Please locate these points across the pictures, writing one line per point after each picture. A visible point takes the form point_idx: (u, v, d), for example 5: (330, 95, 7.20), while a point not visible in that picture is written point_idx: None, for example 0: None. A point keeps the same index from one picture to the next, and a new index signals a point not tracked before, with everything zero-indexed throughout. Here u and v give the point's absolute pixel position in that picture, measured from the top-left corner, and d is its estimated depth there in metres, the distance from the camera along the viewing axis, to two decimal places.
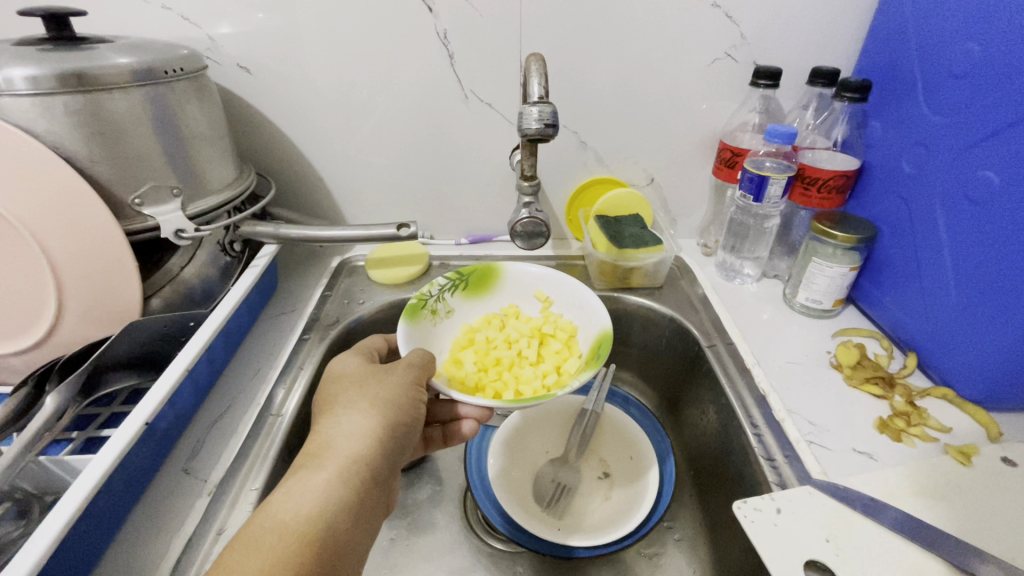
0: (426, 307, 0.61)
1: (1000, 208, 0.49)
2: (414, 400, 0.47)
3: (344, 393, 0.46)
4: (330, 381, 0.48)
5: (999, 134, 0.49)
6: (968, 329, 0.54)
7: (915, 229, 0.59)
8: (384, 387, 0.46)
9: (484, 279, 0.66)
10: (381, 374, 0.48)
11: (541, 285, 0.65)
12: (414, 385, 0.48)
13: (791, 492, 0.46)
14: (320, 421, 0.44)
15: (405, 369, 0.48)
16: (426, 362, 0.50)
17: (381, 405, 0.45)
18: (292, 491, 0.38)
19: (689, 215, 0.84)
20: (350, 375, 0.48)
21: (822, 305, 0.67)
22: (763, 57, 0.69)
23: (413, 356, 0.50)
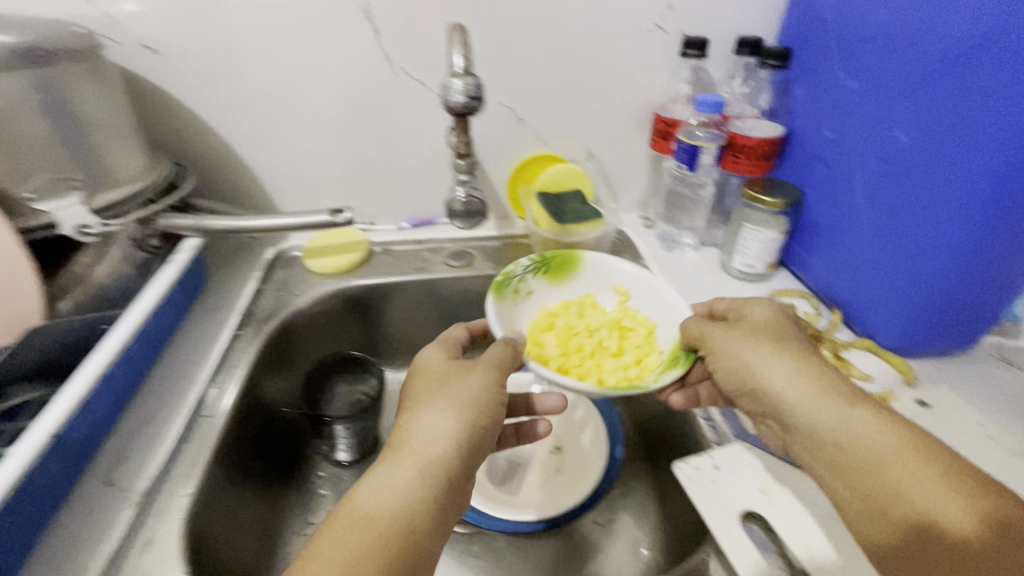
0: (510, 285, 0.58)
1: (908, 165, 0.52)
2: (495, 398, 0.43)
3: (426, 388, 0.43)
4: (413, 373, 0.46)
5: (904, 96, 0.52)
6: (886, 284, 0.57)
7: (836, 191, 0.62)
8: (463, 382, 0.43)
9: (566, 263, 0.63)
10: (464, 367, 0.45)
11: (621, 277, 0.62)
12: (495, 384, 0.44)
13: (728, 449, 0.48)
14: (403, 413, 0.42)
15: (487, 367, 0.44)
16: (510, 359, 0.46)
17: (460, 403, 0.41)
18: (373, 485, 0.36)
19: (629, 189, 0.84)
20: (433, 369, 0.45)
21: (757, 268, 0.70)
22: (691, 27, 0.70)
23: (502, 349, 0.46)
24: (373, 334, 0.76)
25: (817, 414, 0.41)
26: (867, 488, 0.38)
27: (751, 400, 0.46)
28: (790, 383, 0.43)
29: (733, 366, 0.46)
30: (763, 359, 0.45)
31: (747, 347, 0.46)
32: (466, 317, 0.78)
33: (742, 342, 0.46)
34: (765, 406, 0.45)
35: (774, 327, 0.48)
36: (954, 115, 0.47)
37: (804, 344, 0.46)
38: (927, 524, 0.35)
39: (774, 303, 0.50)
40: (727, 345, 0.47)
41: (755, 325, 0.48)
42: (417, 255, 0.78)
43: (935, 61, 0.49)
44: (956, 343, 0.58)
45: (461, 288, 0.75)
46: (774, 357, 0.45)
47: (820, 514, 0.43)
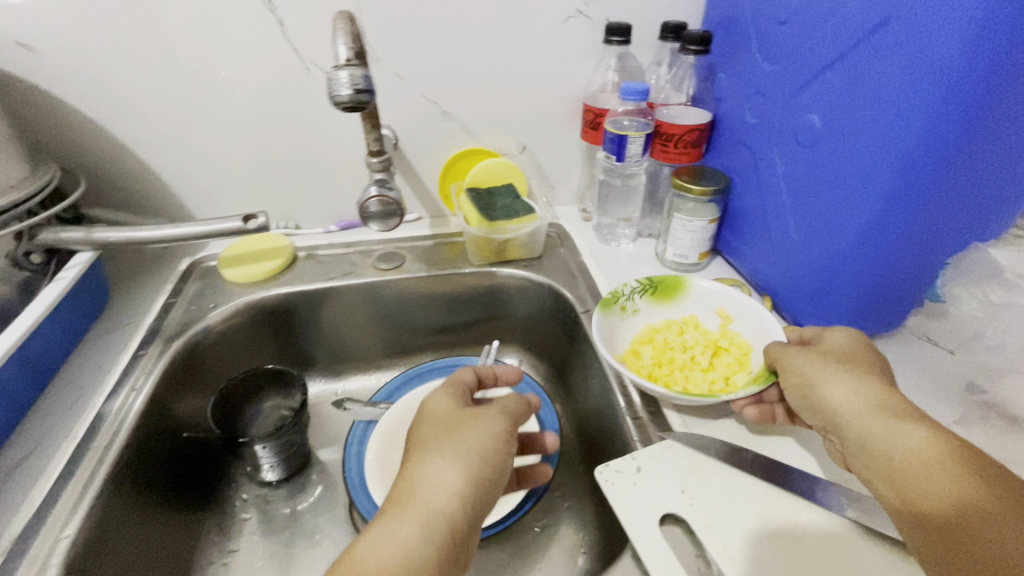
0: (617, 301, 0.58)
1: (825, 149, 0.52)
2: (505, 451, 0.40)
3: (432, 436, 0.40)
4: (420, 418, 0.43)
5: (818, 79, 0.51)
6: (812, 270, 0.57)
7: (760, 178, 0.61)
8: (472, 430, 0.40)
9: (673, 284, 0.61)
10: (475, 413, 0.41)
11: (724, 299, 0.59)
12: (505, 437, 0.40)
13: (652, 448, 0.47)
14: (408, 461, 0.39)
15: (499, 416, 0.41)
16: (518, 411, 0.43)
17: (469, 454, 0.38)
18: (374, 541, 0.34)
19: (566, 181, 0.82)
20: (440, 415, 0.42)
21: (690, 259, 0.69)
22: (615, 13, 0.68)
23: (511, 401, 0.43)
24: (300, 344, 0.72)
25: (873, 427, 0.39)
26: (922, 501, 0.35)
27: (810, 417, 0.44)
28: (851, 398, 0.41)
29: (797, 381, 0.45)
30: (827, 375, 0.43)
31: (814, 364, 0.44)
32: (399, 321, 0.74)
33: (812, 360, 0.45)
34: (819, 421, 0.43)
35: (850, 352, 0.45)
36: (864, 97, 0.47)
37: (879, 368, 0.44)
38: (988, 543, 0.32)
39: (853, 330, 0.48)
40: (795, 361, 0.46)
41: (831, 348, 0.46)
42: (344, 259, 0.74)
43: (849, 37, 0.47)
44: (886, 328, 0.56)
45: (391, 291, 0.72)
46: (834, 374, 0.43)
47: (739, 512, 0.42)
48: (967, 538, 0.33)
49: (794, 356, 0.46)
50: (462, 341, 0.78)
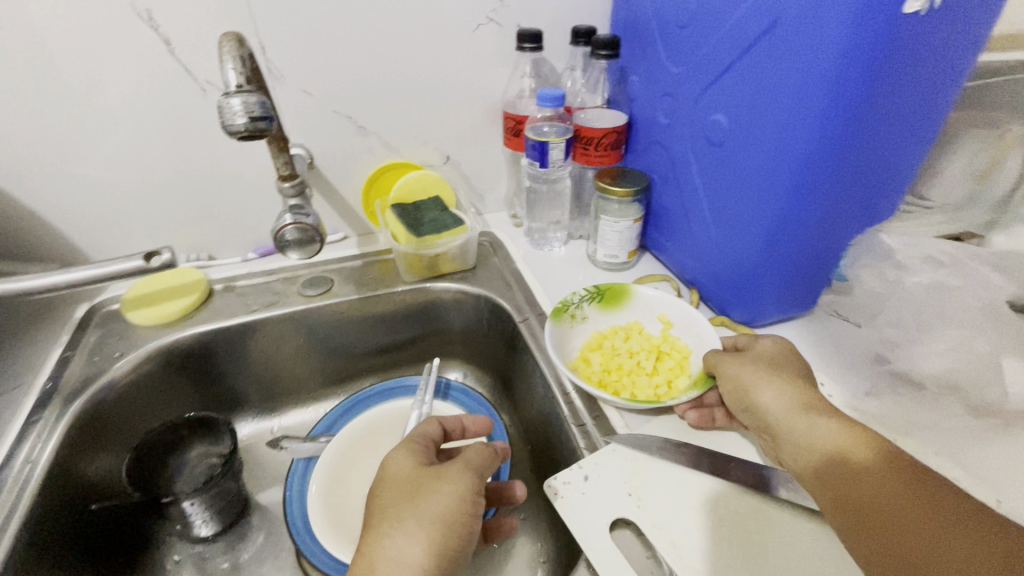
0: (567, 308, 0.59)
1: (732, 147, 0.54)
2: (469, 514, 0.38)
3: (393, 504, 0.38)
4: (379, 482, 0.41)
5: (721, 80, 0.53)
6: (730, 263, 0.60)
7: (678, 176, 0.64)
8: (434, 494, 0.38)
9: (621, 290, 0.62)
10: (437, 473, 0.40)
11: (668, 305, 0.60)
12: (470, 496, 0.39)
13: (597, 454, 0.47)
14: (368, 532, 0.38)
15: (462, 472, 0.40)
16: (483, 464, 0.42)
17: (430, 522, 0.37)
18: None
19: (493, 188, 0.81)
20: (401, 478, 0.40)
21: (620, 258, 0.70)
22: (525, 20, 0.68)
23: (475, 453, 0.42)
24: (225, 383, 0.67)
25: (795, 420, 0.42)
26: (833, 474, 0.39)
27: (743, 416, 0.47)
28: (778, 398, 0.44)
29: (731, 386, 0.47)
30: (759, 378, 0.46)
31: (748, 369, 0.47)
32: (333, 347, 0.71)
33: (745, 366, 0.48)
34: (753, 421, 0.45)
35: (777, 356, 0.49)
36: (761, 98, 0.49)
37: (802, 370, 0.48)
38: (886, 504, 0.36)
39: (780, 338, 0.51)
40: (727, 366, 0.48)
41: (761, 355, 0.49)
42: (266, 288, 0.70)
43: (743, 41, 0.50)
44: (796, 307, 0.61)
45: (322, 317, 0.68)
46: (762, 375, 0.46)
47: (684, 506, 0.43)
48: (868, 502, 0.36)
49: (730, 363, 0.49)
50: (402, 361, 0.75)
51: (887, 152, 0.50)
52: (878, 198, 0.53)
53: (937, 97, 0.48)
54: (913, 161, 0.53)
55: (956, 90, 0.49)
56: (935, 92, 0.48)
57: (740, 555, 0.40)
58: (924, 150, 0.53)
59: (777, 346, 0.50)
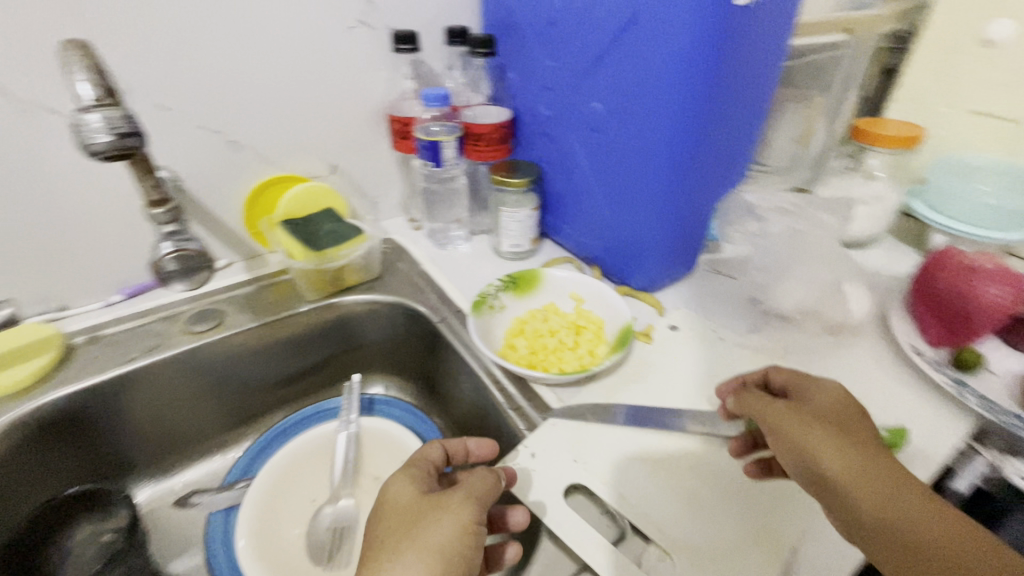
0: (486, 300, 0.60)
1: (613, 131, 0.59)
2: (470, 547, 0.37)
3: (392, 534, 0.37)
4: (378, 513, 0.40)
5: (593, 71, 0.58)
6: (626, 237, 0.65)
7: (567, 163, 0.68)
8: (434, 525, 0.37)
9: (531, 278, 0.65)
10: (438, 502, 0.39)
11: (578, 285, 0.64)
12: (471, 527, 0.38)
13: (539, 431, 0.49)
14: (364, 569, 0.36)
15: (463, 502, 0.39)
16: (486, 494, 0.40)
17: (430, 553, 0.35)
18: None
19: (387, 194, 0.80)
20: (399, 507, 0.39)
21: (524, 246, 0.73)
22: (397, 22, 0.67)
23: (480, 483, 0.41)
24: (107, 449, 0.58)
25: (895, 516, 0.35)
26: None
27: (802, 479, 0.39)
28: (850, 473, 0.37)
29: (793, 443, 0.40)
30: (826, 442, 0.39)
31: (811, 429, 0.40)
32: (235, 385, 0.65)
33: (808, 426, 0.40)
34: (817, 487, 0.38)
35: (839, 414, 0.41)
36: (633, 85, 0.55)
37: (871, 431, 0.41)
38: None
39: (836, 385, 0.44)
40: (788, 421, 0.41)
41: (823, 409, 0.42)
42: (144, 332, 0.61)
43: (607, 34, 0.55)
44: (684, 269, 0.68)
45: (217, 353, 0.62)
46: (841, 444, 0.39)
47: (624, 460, 0.47)
48: None
49: (787, 425, 0.41)
50: (316, 386, 0.71)
51: (734, 122, 0.59)
52: (730, 165, 0.63)
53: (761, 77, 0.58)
54: (752, 128, 0.63)
55: (773, 70, 0.60)
56: (761, 69, 0.57)
57: (677, 491, 0.45)
58: (757, 122, 0.63)
59: (837, 397, 0.43)
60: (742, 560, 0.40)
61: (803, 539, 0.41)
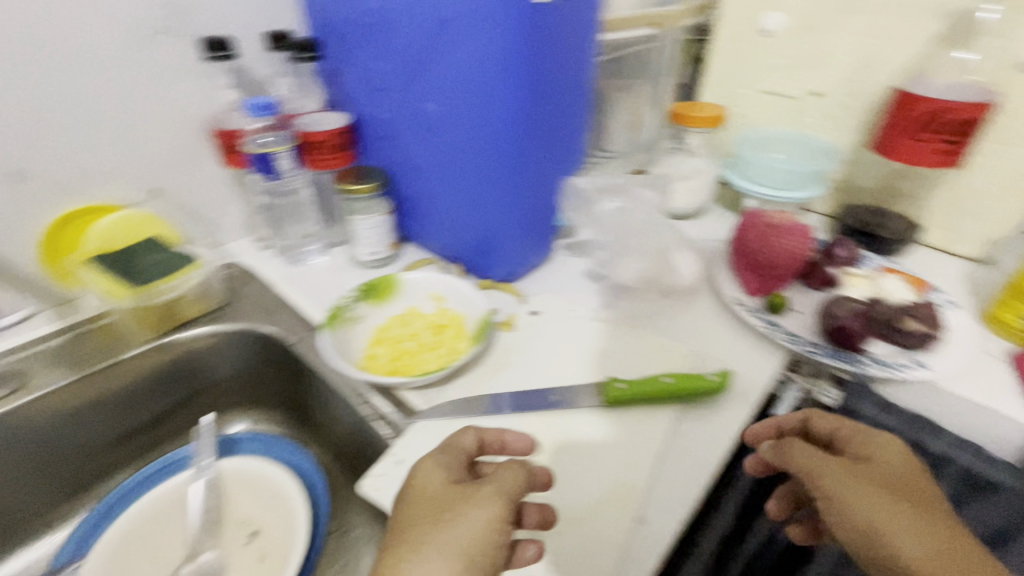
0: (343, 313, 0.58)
1: (451, 129, 0.61)
2: (496, 545, 0.35)
3: (415, 524, 0.35)
4: (405, 496, 0.38)
5: (420, 71, 0.59)
6: (481, 230, 0.67)
7: (413, 165, 0.67)
8: (461, 519, 0.35)
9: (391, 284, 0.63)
10: (465, 495, 0.36)
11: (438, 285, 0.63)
12: (499, 523, 0.35)
13: (404, 438, 0.48)
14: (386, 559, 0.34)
15: (491, 498, 0.36)
16: (517, 488, 0.37)
17: (454, 548, 0.33)
18: None
19: (225, 216, 0.73)
20: (425, 495, 0.37)
21: (382, 253, 0.71)
22: (205, 29, 0.62)
23: (512, 479, 0.38)
24: None
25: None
26: None
27: (862, 558, 0.39)
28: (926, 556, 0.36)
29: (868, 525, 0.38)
30: (896, 517, 0.38)
31: (880, 498, 0.39)
32: (53, 455, 0.55)
33: (876, 493, 0.39)
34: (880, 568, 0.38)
35: (908, 480, 0.41)
36: (460, 81, 0.56)
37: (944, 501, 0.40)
38: None
39: (896, 443, 0.44)
40: (855, 496, 0.40)
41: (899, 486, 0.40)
42: None
43: (427, 33, 0.56)
44: (540, 254, 0.71)
45: (21, 423, 0.52)
46: (918, 531, 0.37)
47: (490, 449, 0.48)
48: None
49: (855, 490, 0.40)
50: (164, 436, 0.64)
51: (560, 111, 0.63)
52: (562, 155, 0.67)
53: (575, 72, 0.63)
54: (577, 116, 0.68)
55: (586, 65, 0.65)
56: (575, 61, 0.62)
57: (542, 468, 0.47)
58: (581, 110, 0.68)
59: (899, 457, 0.42)
60: (602, 518, 0.43)
61: (653, 488, 0.46)
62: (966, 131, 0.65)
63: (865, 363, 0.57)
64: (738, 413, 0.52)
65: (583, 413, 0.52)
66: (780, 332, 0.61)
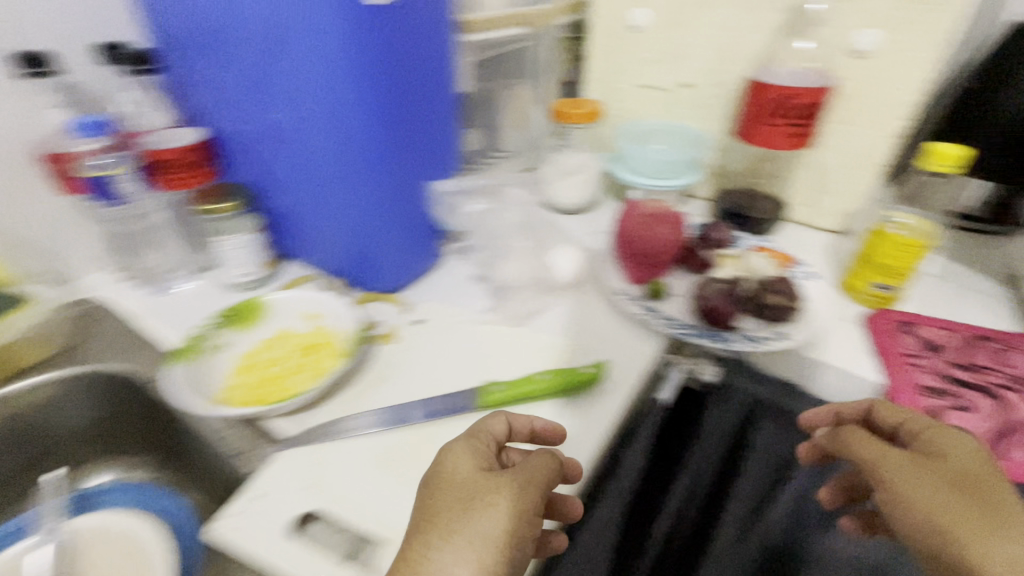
0: (199, 344, 0.54)
1: (309, 137, 0.58)
2: (522, 535, 0.36)
3: (446, 506, 0.37)
4: (433, 480, 0.39)
5: (268, 80, 0.56)
6: (356, 240, 0.64)
7: (278, 177, 0.64)
8: (487, 511, 0.36)
9: (256, 308, 0.59)
10: (497, 487, 0.38)
11: (310, 303, 0.60)
12: (524, 511, 0.37)
13: (266, 471, 0.45)
14: (416, 544, 0.35)
15: (521, 484, 0.38)
16: (544, 479, 0.39)
17: (484, 538, 0.35)
18: None
19: (71, 248, 0.66)
20: (457, 481, 0.38)
21: (255, 273, 0.67)
22: (14, 43, 0.55)
23: (541, 468, 0.40)
24: None
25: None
26: None
27: (926, 559, 0.39)
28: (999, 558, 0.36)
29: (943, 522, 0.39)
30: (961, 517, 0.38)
31: (935, 502, 0.40)
32: None
33: (927, 492, 0.40)
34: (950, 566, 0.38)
35: (978, 479, 0.40)
36: (307, 88, 0.54)
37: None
38: None
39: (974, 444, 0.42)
40: (908, 492, 0.41)
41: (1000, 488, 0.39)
42: None
43: (266, 40, 0.53)
44: (424, 260, 0.70)
45: None
46: (988, 532, 0.37)
47: (360, 470, 0.46)
48: None
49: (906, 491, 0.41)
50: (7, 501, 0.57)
51: (423, 113, 0.62)
52: (431, 160, 0.67)
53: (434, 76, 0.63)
54: (444, 116, 0.67)
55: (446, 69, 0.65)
56: (432, 60, 0.61)
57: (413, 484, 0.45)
58: (448, 110, 0.68)
59: (967, 456, 0.41)
60: None
61: None
62: (811, 116, 0.70)
63: (733, 339, 0.60)
64: (614, 403, 0.53)
65: (460, 421, 0.51)
66: (657, 318, 0.63)
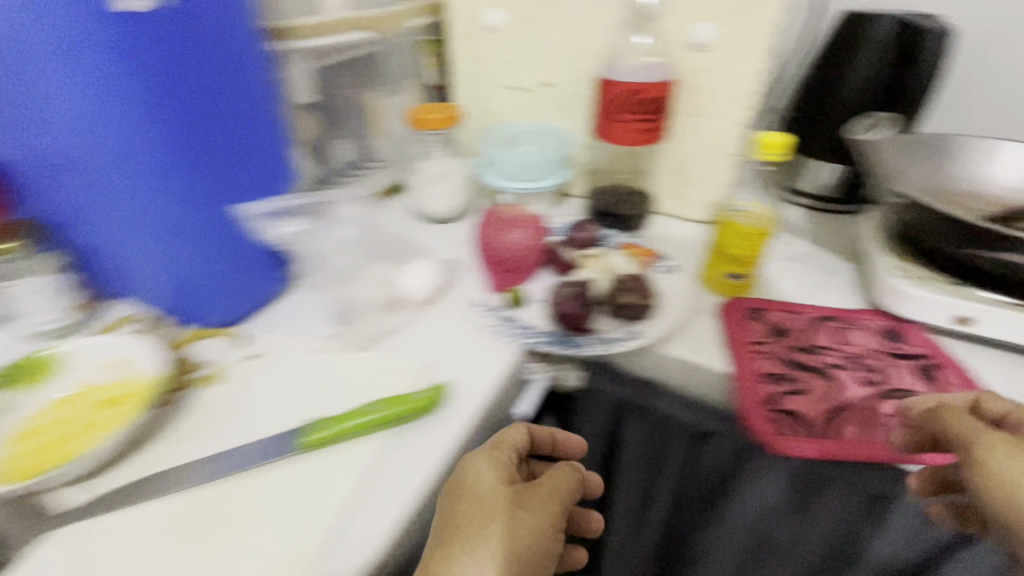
0: None
1: (87, 164, 0.49)
2: (545, 544, 0.44)
3: (469, 516, 0.42)
4: (456, 492, 0.44)
5: (19, 100, 0.46)
6: (175, 274, 0.56)
7: (62, 214, 0.54)
8: (500, 522, 0.42)
9: (46, 366, 0.52)
10: (517, 500, 0.45)
11: (112, 350, 0.54)
12: (552, 524, 0.45)
13: (32, 553, 0.40)
14: (449, 549, 0.40)
15: (546, 496, 0.46)
16: (563, 490, 0.48)
17: (511, 544, 0.41)
18: None
19: None
20: (480, 493, 0.43)
21: (64, 319, 0.60)
22: None
23: (549, 491, 0.46)
24: None
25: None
26: None
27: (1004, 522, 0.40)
28: None
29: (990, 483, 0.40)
30: None
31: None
32: None
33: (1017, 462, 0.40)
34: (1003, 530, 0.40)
35: None
36: (71, 107, 0.45)
37: None
38: None
39: None
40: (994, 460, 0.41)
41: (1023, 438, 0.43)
42: None
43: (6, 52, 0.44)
44: (266, 287, 0.63)
45: None
46: None
47: (146, 538, 0.41)
48: None
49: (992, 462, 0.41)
50: None
51: (240, 120, 0.55)
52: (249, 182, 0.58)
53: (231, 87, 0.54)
54: (268, 120, 0.60)
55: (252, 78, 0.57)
56: (240, 61, 0.54)
57: (206, 544, 0.40)
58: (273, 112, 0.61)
59: None
60: None
61: (336, 533, 0.41)
62: (655, 111, 0.69)
63: (583, 343, 0.59)
64: (453, 425, 0.50)
65: (275, 467, 0.46)
66: (510, 328, 0.61)
